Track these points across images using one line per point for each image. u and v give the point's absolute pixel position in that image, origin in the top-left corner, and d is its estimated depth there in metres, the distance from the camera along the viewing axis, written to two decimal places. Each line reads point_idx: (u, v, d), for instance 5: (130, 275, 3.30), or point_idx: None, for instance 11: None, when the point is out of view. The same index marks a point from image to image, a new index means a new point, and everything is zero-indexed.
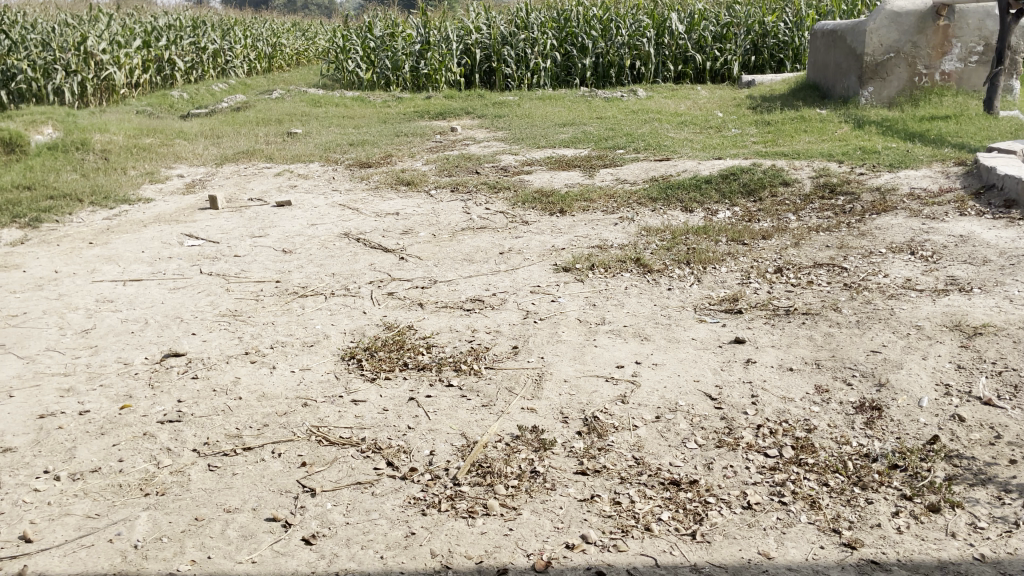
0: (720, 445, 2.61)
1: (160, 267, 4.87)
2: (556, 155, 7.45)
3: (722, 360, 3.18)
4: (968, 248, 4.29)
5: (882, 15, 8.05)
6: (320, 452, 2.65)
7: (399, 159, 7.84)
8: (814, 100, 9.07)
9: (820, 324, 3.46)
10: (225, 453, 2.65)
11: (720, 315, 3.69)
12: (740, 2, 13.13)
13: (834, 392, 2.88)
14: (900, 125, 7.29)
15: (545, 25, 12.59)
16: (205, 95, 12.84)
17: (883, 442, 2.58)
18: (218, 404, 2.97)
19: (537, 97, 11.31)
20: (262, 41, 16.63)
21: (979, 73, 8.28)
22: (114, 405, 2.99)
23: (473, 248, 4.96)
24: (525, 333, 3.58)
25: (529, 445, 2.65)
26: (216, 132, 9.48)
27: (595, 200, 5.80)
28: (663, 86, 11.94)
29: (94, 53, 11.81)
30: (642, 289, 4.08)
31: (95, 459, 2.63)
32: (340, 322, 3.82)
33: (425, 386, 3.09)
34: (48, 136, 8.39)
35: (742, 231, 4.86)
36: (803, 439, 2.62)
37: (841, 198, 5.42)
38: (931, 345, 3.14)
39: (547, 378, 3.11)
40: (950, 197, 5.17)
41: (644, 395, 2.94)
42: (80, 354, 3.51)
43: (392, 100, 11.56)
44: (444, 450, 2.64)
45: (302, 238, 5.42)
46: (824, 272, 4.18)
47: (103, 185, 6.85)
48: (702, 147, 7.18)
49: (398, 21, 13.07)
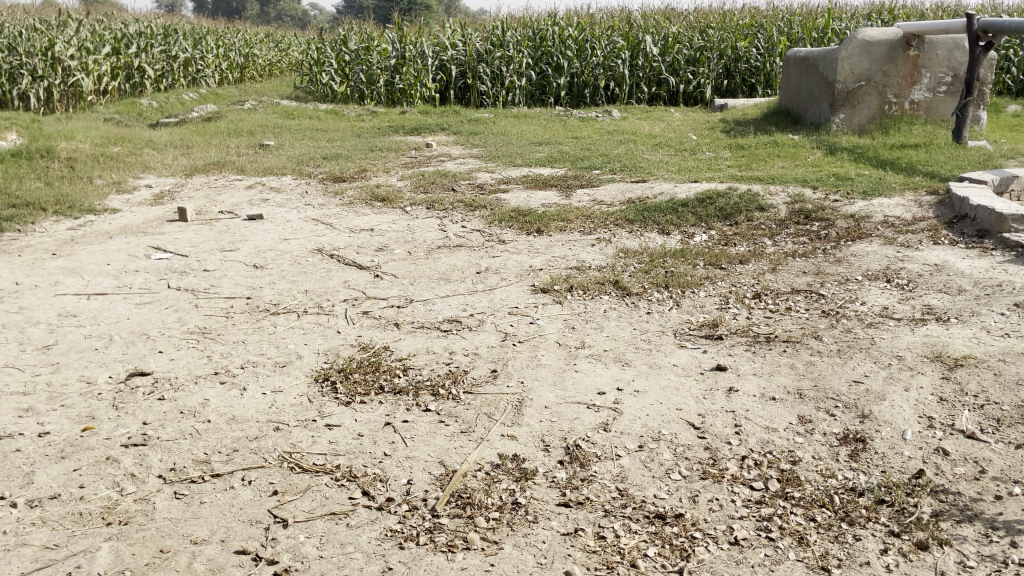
0: (705, 477, 2.56)
1: (127, 280, 4.74)
2: (533, 174, 7.42)
3: (704, 388, 3.14)
4: (944, 277, 4.32)
5: (853, 44, 8.15)
6: (293, 480, 2.55)
7: (374, 174, 7.76)
8: (787, 125, 9.15)
9: (801, 352, 3.44)
10: (193, 480, 2.53)
11: (700, 340, 3.65)
12: (713, 27, 13.28)
13: (818, 422, 2.85)
14: (872, 153, 7.38)
15: (521, 43, 12.60)
16: (174, 104, 12.66)
17: (869, 475, 2.56)
18: (186, 427, 2.86)
19: (512, 115, 11.29)
20: (234, 51, 16.51)
21: (946, 102, 8.44)
22: (76, 427, 2.86)
23: (449, 267, 4.89)
24: (503, 356, 3.51)
25: (510, 475, 2.57)
26: (186, 142, 9.33)
27: (572, 220, 5.77)
28: (637, 107, 12.00)
29: (62, 58, 11.59)
30: (621, 312, 4.04)
31: (54, 485, 2.50)
32: (314, 342, 3.72)
33: (401, 411, 3.01)
34: (11, 142, 8.19)
35: (719, 255, 4.85)
36: (788, 472, 2.58)
37: (816, 224, 5.44)
38: (913, 376, 3.13)
39: (527, 404, 3.04)
40: (923, 225, 5.22)
41: (626, 423, 2.89)
42: (40, 372, 3.37)
43: (366, 114, 11.49)
44: (422, 479, 2.56)
45: (274, 253, 5.31)
46: (802, 298, 4.17)
47: (68, 194, 6.68)
48: (677, 169, 7.21)
49: (373, 35, 13.04)
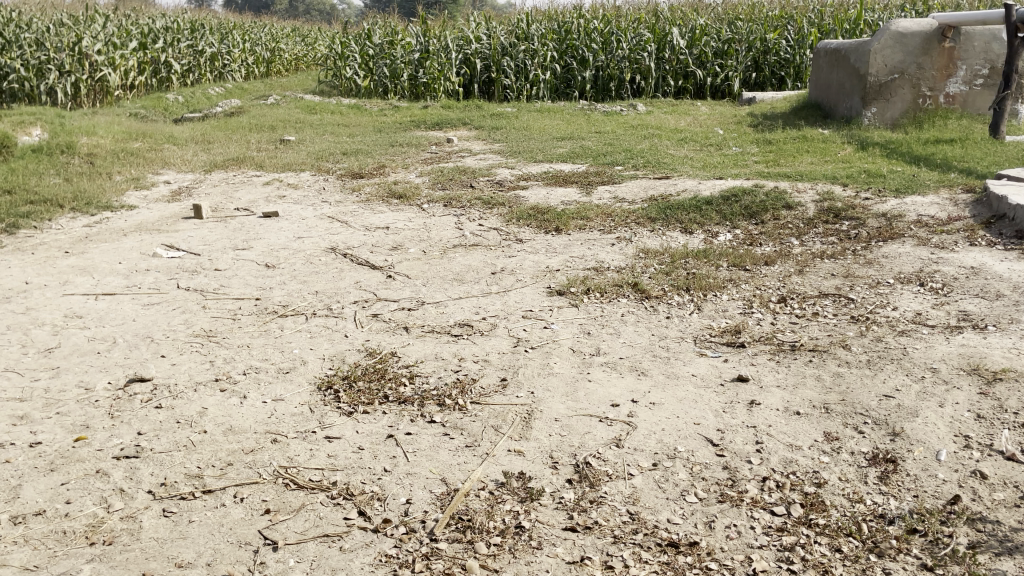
0: (722, 500, 2.41)
1: (137, 279, 4.67)
2: (553, 170, 7.26)
3: (724, 401, 2.98)
4: (980, 281, 4.09)
5: (887, 35, 7.89)
6: (286, 497, 2.43)
7: (393, 170, 7.65)
8: (817, 119, 8.91)
9: (828, 363, 3.26)
10: (183, 496, 2.42)
11: (722, 348, 3.49)
12: (742, 19, 13.00)
13: (845, 441, 2.68)
14: (905, 148, 7.12)
15: (546, 36, 12.43)
16: (200, 99, 12.68)
17: (900, 500, 2.38)
18: (181, 438, 2.75)
19: (535, 109, 11.12)
20: (260, 46, 16.55)
21: (984, 96, 8.12)
22: (68, 437, 2.77)
23: (463, 267, 4.76)
24: (514, 363, 3.38)
25: (515, 495, 2.43)
26: (207, 138, 9.29)
27: (592, 218, 5.61)
28: (663, 101, 11.77)
29: (89, 53, 11.64)
30: (640, 317, 3.88)
31: (40, 500, 2.40)
32: (320, 346, 3.61)
33: (405, 423, 2.88)
34: (35, 137, 8.22)
35: (744, 256, 4.67)
36: (812, 496, 2.41)
37: (846, 223, 5.23)
38: (948, 391, 2.93)
39: (537, 417, 2.90)
40: (959, 226, 4.98)
41: (639, 439, 2.74)
42: (39, 377, 3.30)
43: (388, 109, 11.41)
44: (421, 499, 2.42)
45: (287, 252, 5.22)
46: (830, 302, 3.99)
47: (86, 190, 6.66)
48: (702, 165, 7.01)
49: (397, 29, 12.95)
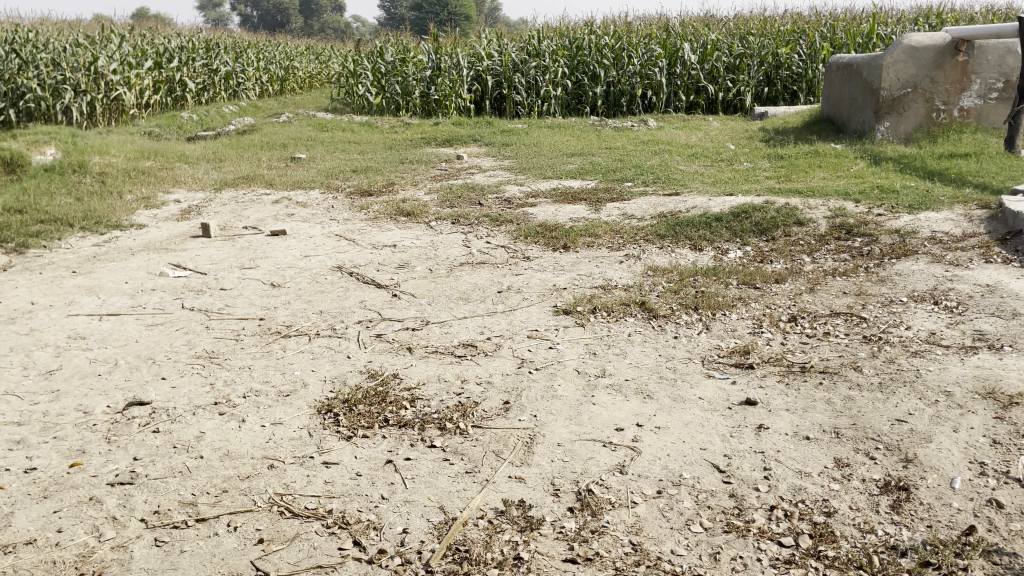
0: (728, 530, 2.34)
1: (142, 299, 4.66)
2: (562, 186, 7.22)
3: (731, 425, 2.91)
4: (996, 299, 3.99)
5: (899, 49, 7.82)
6: (281, 526, 2.38)
7: (402, 188, 7.63)
8: (829, 133, 8.84)
9: (838, 385, 3.18)
10: (175, 525, 2.38)
11: (730, 369, 3.41)
12: (754, 34, 12.98)
13: (856, 467, 2.60)
14: (918, 163, 7.03)
15: (557, 53, 12.45)
16: (214, 117, 12.76)
17: (913, 531, 2.30)
18: (177, 464, 2.71)
19: (545, 126, 11.10)
20: (274, 64, 16.68)
21: (999, 110, 8.02)
22: (64, 463, 2.73)
23: (470, 286, 4.71)
24: (517, 385, 3.32)
25: (514, 525, 2.37)
26: (219, 156, 9.32)
27: (600, 235, 5.56)
28: (675, 116, 11.73)
29: (104, 73, 11.73)
30: (647, 336, 3.81)
31: (32, 528, 2.37)
32: (322, 368, 3.56)
33: (405, 447, 2.83)
34: (48, 156, 8.27)
35: (754, 273, 4.60)
36: (822, 526, 2.34)
37: (858, 240, 5.15)
38: (963, 415, 2.85)
39: (539, 441, 2.84)
40: (974, 242, 4.88)
41: (644, 465, 2.67)
42: (39, 400, 3.27)
43: (400, 126, 11.42)
44: (419, 528, 2.37)
45: (293, 270, 5.19)
46: (841, 322, 3.91)
47: (96, 210, 6.68)
48: (713, 181, 6.95)
49: (409, 47, 13.00)
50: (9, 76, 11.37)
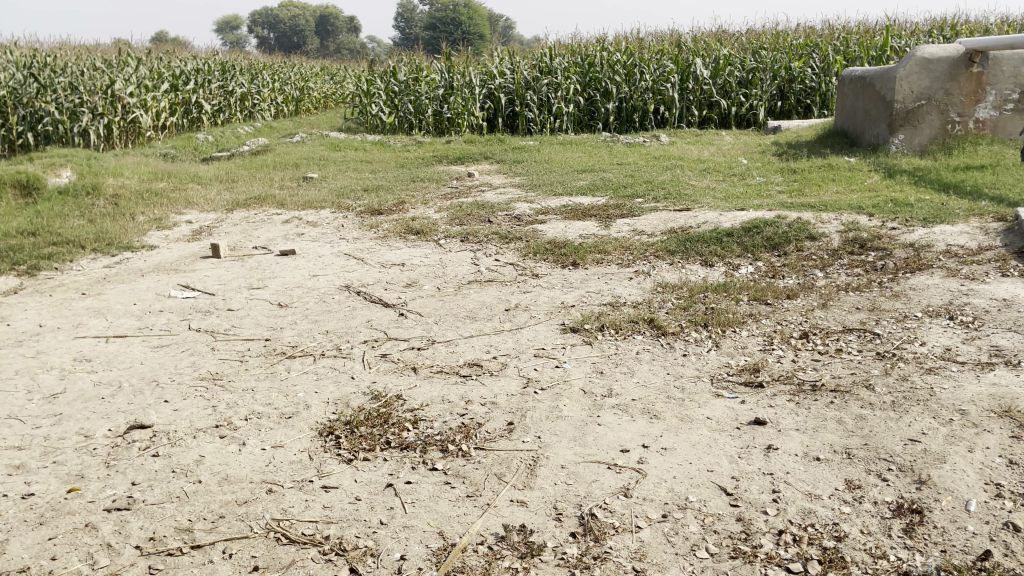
0: (735, 556, 2.27)
1: (149, 321, 4.65)
2: (573, 203, 7.17)
3: (739, 446, 2.84)
4: (1014, 314, 3.90)
5: (913, 61, 7.75)
6: (276, 553, 2.34)
7: (412, 206, 7.61)
8: (843, 146, 8.75)
9: (850, 404, 3.10)
10: (170, 552, 2.34)
11: (739, 388, 3.34)
12: (767, 48, 12.94)
13: (868, 489, 2.53)
14: (933, 175, 6.93)
15: (569, 70, 12.45)
16: (229, 138, 12.86)
17: (926, 556, 2.22)
18: (175, 489, 2.68)
19: (557, 142, 11.06)
20: (289, 85, 16.83)
21: (1015, 120, 7.92)
22: (62, 488, 2.71)
23: (477, 304, 4.67)
24: (522, 405, 3.26)
25: (515, 551, 2.32)
26: (231, 176, 9.36)
27: (609, 252, 5.51)
28: (688, 132, 11.68)
29: (121, 96, 11.85)
30: (655, 355, 3.75)
31: (26, 555, 2.34)
32: (325, 389, 3.53)
33: (406, 470, 2.78)
34: (64, 179, 8.35)
35: (766, 289, 4.53)
36: (831, 551, 2.26)
37: (872, 254, 5.07)
38: (978, 434, 2.76)
39: (542, 464, 2.78)
40: (990, 256, 4.79)
41: (649, 488, 2.60)
42: (41, 424, 3.25)
43: (412, 145, 11.44)
44: (417, 554, 2.32)
45: (301, 290, 5.17)
46: (854, 338, 3.83)
47: (108, 231, 6.71)
48: (725, 197, 6.87)
49: (422, 65, 13.04)
50: (27, 100, 11.40)
